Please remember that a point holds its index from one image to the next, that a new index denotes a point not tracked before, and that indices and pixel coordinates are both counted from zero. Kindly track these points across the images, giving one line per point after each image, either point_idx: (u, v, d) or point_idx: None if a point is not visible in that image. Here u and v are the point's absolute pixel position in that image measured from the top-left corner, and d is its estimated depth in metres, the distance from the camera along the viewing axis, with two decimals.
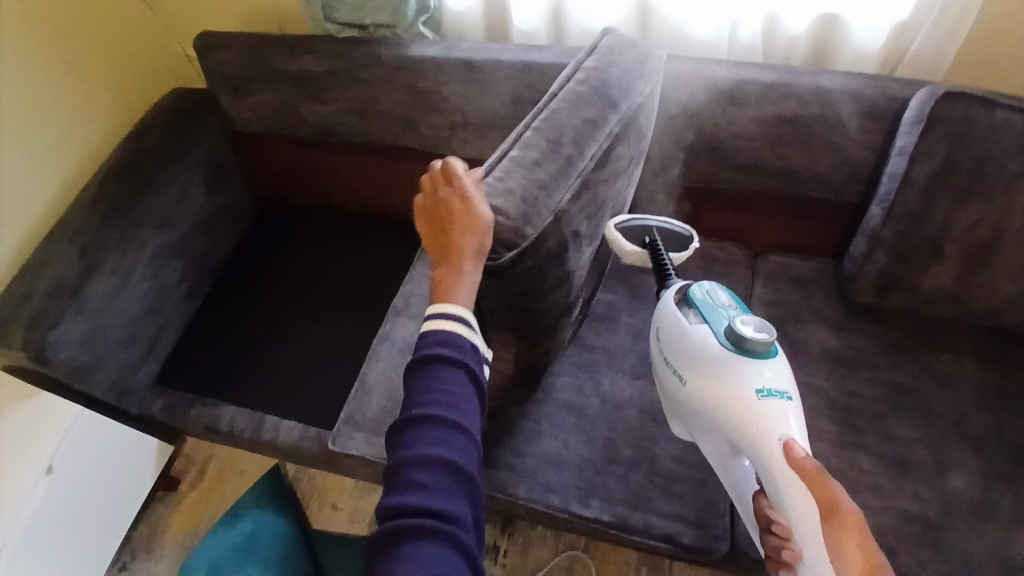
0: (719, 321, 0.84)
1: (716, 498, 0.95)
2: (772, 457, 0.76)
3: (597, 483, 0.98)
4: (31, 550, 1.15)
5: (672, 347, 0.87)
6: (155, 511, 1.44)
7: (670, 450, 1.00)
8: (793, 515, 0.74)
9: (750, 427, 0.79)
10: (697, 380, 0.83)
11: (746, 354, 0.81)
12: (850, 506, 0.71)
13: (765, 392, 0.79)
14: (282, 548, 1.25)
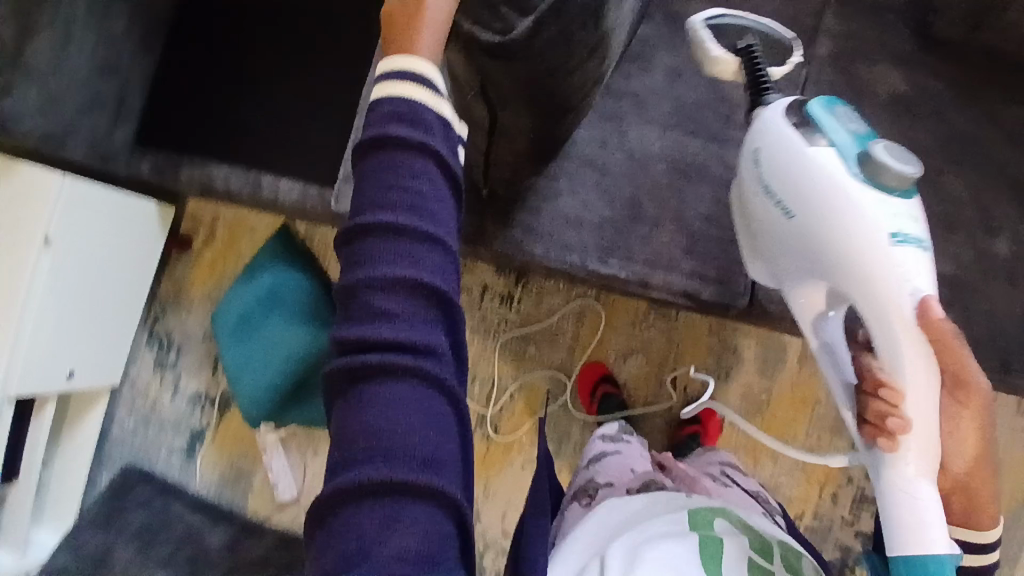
0: (853, 145, 0.74)
1: (741, 256, 0.93)
2: (895, 313, 0.70)
3: (617, 244, 0.94)
4: (52, 317, 1.15)
5: (794, 186, 0.77)
6: (175, 269, 1.48)
7: (697, 210, 0.94)
8: (909, 378, 0.70)
9: (877, 280, 0.71)
10: (815, 215, 0.75)
11: (872, 178, 0.72)
12: (983, 381, 0.71)
13: (900, 238, 0.71)
14: (305, 300, 1.30)
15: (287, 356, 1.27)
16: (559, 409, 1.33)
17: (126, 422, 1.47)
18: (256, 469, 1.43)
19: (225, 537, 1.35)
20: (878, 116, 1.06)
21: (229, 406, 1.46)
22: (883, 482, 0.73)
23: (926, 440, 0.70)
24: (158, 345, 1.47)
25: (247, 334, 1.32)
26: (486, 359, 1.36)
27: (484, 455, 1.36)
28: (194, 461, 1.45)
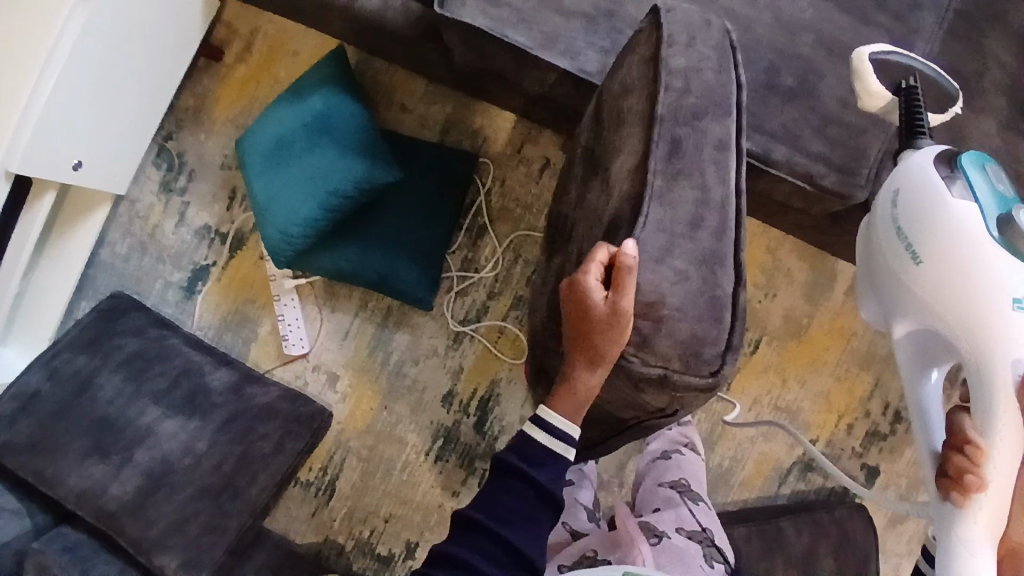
0: (994, 201, 0.75)
1: (869, 147, 0.88)
2: (999, 374, 0.69)
3: (746, 111, 0.88)
4: (75, 89, 0.98)
5: (927, 230, 0.76)
6: (198, 81, 1.32)
7: (835, 90, 0.89)
8: (999, 455, 0.69)
9: (989, 340, 0.70)
10: (941, 266, 0.74)
11: (1010, 237, 0.73)
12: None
13: (1022, 304, 0.70)
14: (360, 130, 1.15)
15: (334, 189, 1.12)
16: None
17: (117, 247, 1.34)
18: (263, 317, 1.32)
19: (230, 378, 1.21)
20: None
21: (241, 247, 1.32)
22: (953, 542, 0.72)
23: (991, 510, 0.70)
24: (167, 166, 1.33)
25: (285, 159, 1.17)
26: (526, 240, 1.29)
27: (514, 338, 1.30)
28: (191, 299, 1.33)
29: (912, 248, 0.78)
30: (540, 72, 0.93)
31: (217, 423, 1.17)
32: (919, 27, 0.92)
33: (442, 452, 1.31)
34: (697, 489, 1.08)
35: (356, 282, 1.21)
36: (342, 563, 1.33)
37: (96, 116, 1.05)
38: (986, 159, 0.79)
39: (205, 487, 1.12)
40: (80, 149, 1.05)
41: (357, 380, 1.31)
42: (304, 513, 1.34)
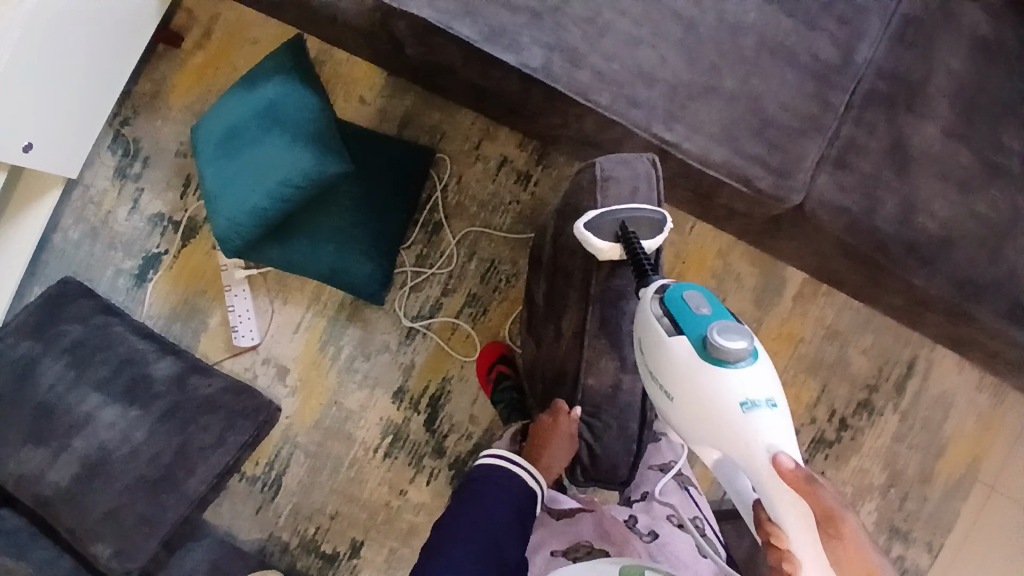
0: (695, 332, 0.76)
1: (807, 150, 0.90)
2: (767, 481, 0.73)
3: (687, 111, 0.89)
4: (20, 70, 0.98)
5: (663, 370, 0.79)
6: (157, 67, 1.33)
7: (777, 93, 0.90)
8: (806, 552, 0.71)
9: (744, 451, 0.74)
10: (686, 401, 0.78)
11: (716, 363, 0.75)
12: (868, 560, 0.69)
13: (749, 404, 0.74)
14: (314, 118, 1.15)
15: (284, 177, 1.11)
16: None
17: (71, 232, 1.32)
18: (213, 309, 1.30)
19: (174, 369, 1.19)
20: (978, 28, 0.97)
21: (193, 236, 1.31)
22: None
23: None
24: (122, 152, 1.32)
25: (236, 148, 1.17)
26: (484, 237, 1.29)
27: (466, 336, 1.30)
28: (141, 288, 1.31)
29: (662, 389, 0.80)
30: (488, 66, 0.94)
31: (156, 414, 1.14)
32: (864, 32, 0.93)
33: (391, 449, 1.30)
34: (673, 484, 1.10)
35: (305, 275, 1.21)
36: (285, 560, 1.31)
37: (45, 97, 1.05)
38: (680, 285, 0.80)
39: (142, 478, 1.11)
40: (28, 131, 1.05)
41: (306, 374, 1.29)
42: (248, 509, 1.31)
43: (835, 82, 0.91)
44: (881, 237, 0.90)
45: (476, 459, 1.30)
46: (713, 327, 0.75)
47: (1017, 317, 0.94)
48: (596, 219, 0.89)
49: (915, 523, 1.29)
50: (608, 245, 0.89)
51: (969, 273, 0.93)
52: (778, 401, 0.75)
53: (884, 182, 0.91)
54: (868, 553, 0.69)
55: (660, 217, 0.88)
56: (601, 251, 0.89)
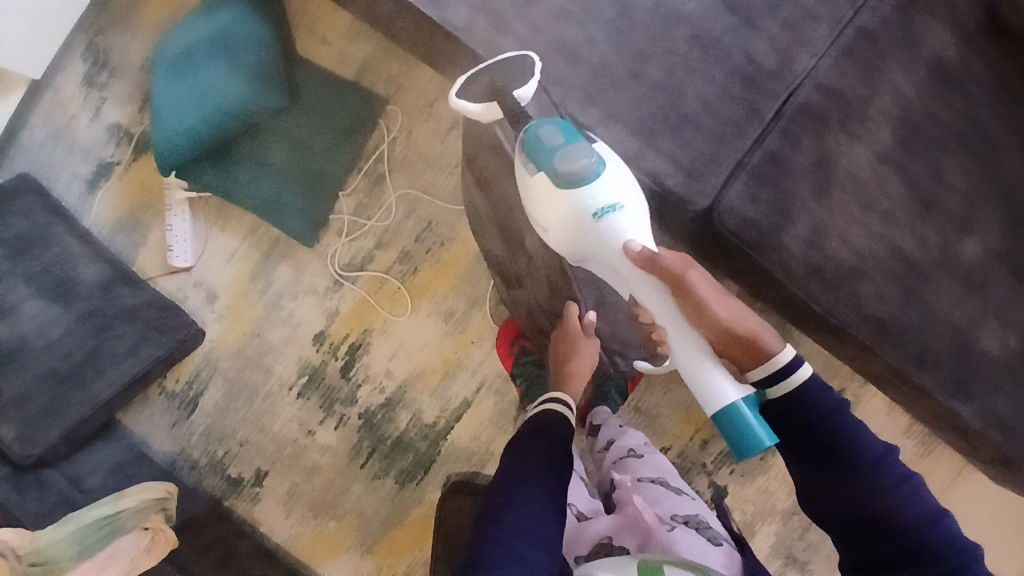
0: (548, 162, 0.74)
1: (722, 155, 0.88)
2: (622, 267, 0.78)
3: (604, 95, 0.87)
4: None
5: (535, 207, 0.78)
6: None
7: (700, 92, 0.88)
8: (678, 336, 0.77)
9: (600, 248, 0.78)
10: (549, 224, 0.79)
11: (572, 185, 0.74)
12: (721, 314, 0.75)
13: (600, 210, 0.75)
14: (257, 50, 1.22)
15: (222, 106, 1.20)
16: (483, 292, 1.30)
17: (37, 132, 1.34)
18: (155, 225, 1.33)
19: (102, 276, 1.25)
20: (929, 58, 0.91)
21: (145, 151, 1.33)
22: (704, 407, 0.77)
23: (701, 367, 0.76)
24: (91, 61, 1.33)
25: (183, 71, 1.24)
26: (427, 198, 1.28)
27: (394, 292, 1.30)
28: (93, 195, 1.33)
29: (540, 230, 0.80)
30: (414, 19, 0.91)
31: (77, 314, 1.21)
32: (807, 40, 0.90)
33: (305, 390, 1.32)
34: (678, 481, 1.02)
35: (242, 207, 1.28)
36: (193, 476, 1.33)
37: None
38: (534, 126, 0.74)
39: (52, 372, 1.18)
40: None
41: (233, 303, 1.32)
42: (164, 423, 1.34)
43: (765, 87, 0.89)
44: (785, 256, 0.88)
45: (385, 413, 1.31)
46: (560, 159, 0.73)
47: (925, 364, 0.89)
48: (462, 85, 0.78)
49: (814, 553, 1.28)
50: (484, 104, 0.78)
51: (879, 311, 0.88)
52: (629, 200, 0.77)
53: (798, 200, 0.88)
54: (720, 308, 0.75)
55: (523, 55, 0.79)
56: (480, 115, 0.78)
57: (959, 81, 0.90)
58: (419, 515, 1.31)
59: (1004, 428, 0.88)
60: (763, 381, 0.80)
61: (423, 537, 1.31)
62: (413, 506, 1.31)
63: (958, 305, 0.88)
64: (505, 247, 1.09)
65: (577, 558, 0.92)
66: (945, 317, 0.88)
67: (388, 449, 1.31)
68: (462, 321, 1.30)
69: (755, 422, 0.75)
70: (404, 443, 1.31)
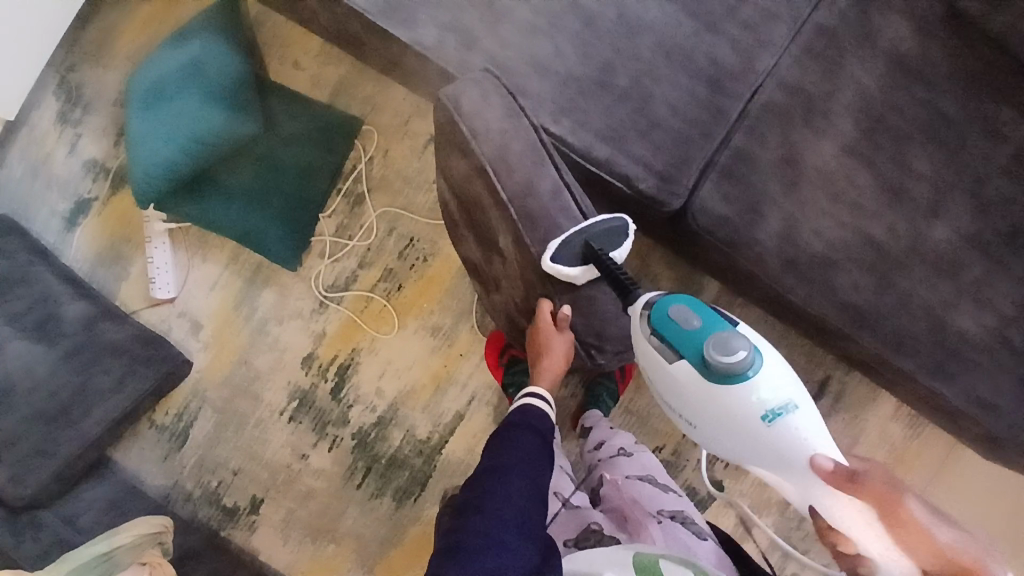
0: (692, 353, 0.77)
1: (692, 156, 0.90)
2: (807, 479, 0.73)
3: (574, 105, 0.89)
4: None
5: (684, 400, 0.81)
6: (106, 17, 1.34)
7: (667, 96, 0.90)
8: (879, 549, 0.65)
9: (773, 454, 0.75)
10: (702, 419, 0.80)
11: (725, 380, 0.75)
12: (944, 540, 0.59)
13: (772, 412, 0.74)
14: (230, 77, 1.23)
15: (196, 133, 1.20)
16: (470, 305, 1.30)
17: (13, 171, 1.34)
18: (136, 258, 1.32)
19: (86, 312, 1.24)
20: (888, 51, 0.93)
21: (123, 184, 1.33)
22: None
23: None
24: (65, 97, 1.33)
25: (157, 101, 1.24)
26: (407, 214, 1.29)
27: (380, 310, 1.30)
28: (72, 231, 1.33)
29: (694, 424, 0.82)
30: (385, 41, 0.93)
31: (62, 351, 1.20)
32: (768, 41, 0.92)
33: (296, 413, 1.31)
34: (665, 479, 1.02)
35: (221, 233, 1.27)
36: (187, 508, 1.32)
37: None
38: (663, 302, 0.80)
39: (40, 412, 1.17)
40: None
41: (219, 331, 1.31)
42: (155, 456, 1.33)
43: (730, 88, 0.91)
44: (761, 251, 0.90)
45: (378, 431, 1.31)
46: (708, 345, 0.76)
47: (903, 348, 0.91)
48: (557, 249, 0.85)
49: (812, 543, 1.29)
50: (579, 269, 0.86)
51: (855, 299, 0.90)
52: (802, 400, 0.75)
53: (770, 196, 0.90)
54: (942, 533, 0.60)
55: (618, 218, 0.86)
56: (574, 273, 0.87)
57: (917, 72, 0.93)
58: (418, 532, 1.30)
59: (984, 407, 0.90)
60: None
61: (423, 555, 1.30)
62: (411, 523, 1.30)
63: (931, 288, 0.90)
64: (480, 251, 1.05)
65: (566, 542, 0.93)
66: (919, 301, 0.91)
67: (383, 467, 1.30)
68: (449, 334, 1.31)
69: None
70: (398, 461, 1.30)
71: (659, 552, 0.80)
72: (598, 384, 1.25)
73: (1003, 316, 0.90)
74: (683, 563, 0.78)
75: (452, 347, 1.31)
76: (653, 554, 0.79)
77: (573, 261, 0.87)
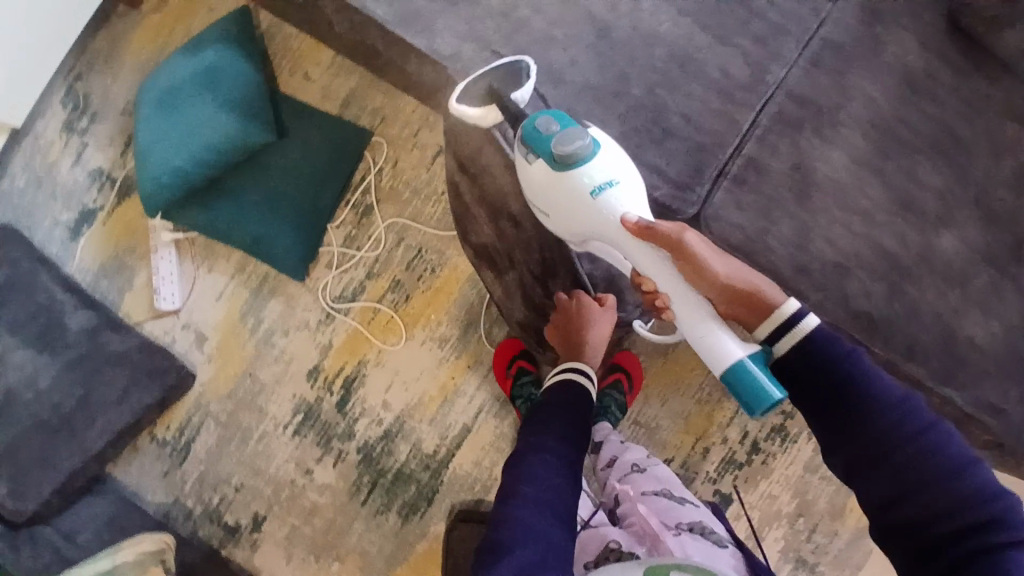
0: (544, 149, 0.80)
1: (705, 165, 0.91)
2: (623, 242, 0.80)
3: (590, 113, 0.90)
4: None
5: (539, 194, 0.83)
6: (115, 28, 1.35)
7: (681, 106, 0.91)
8: (681, 299, 0.77)
9: (599, 230, 0.81)
10: (549, 211, 0.84)
11: (568, 168, 0.79)
12: (719, 271, 0.77)
13: (598, 189, 0.79)
14: (243, 86, 1.23)
15: (210, 142, 1.20)
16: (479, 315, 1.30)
17: (17, 180, 1.33)
18: (140, 268, 1.31)
19: (90, 321, 1.22)
20: (894, 66, 0.96)
21: (130, 194, 1.32)
22: (713, 369, 0.76)
23: (709, 328, 0.76)
24: (72, 106, 1.33)
25: (169, 110, 1.24)
26: (417, 226, 1.29)
27: (387, 321, 1.30)
28: (76, 240, 1.31)
29: (543, 217, 0.86)
30: (402, 50, 0.94)
31: (64, 362, 1.18)
32: (778, 53, 0.95)
33: (301, 427, 1.29)
34: (683, 490, 1.00)
35: (230, 243, 1.27)
36: (187, 526, 1.28)
37: None
38: (528, 117, 0.81)
39: (41, 422, 1.14)
40: None
41: (223, 343, 1.30)
42: (155, 471, 1.29)
43: (742, 100, 0.93)
44: (774, 258, 0.91)
45: (384, 445, 1.29)
46: (555, 142, 0.79)
47: (916, 355, 0.91)
48: (464, 90, 0.83)
49: (823, 557, 1.27)
50: (481, 110, 0.84)
51: (867, 306, 0.91)
52: (624, 176, 0.80)
53: (782, 203, 0.91)
54: (716, 265, 0.77)
55: (519, 63, 0.85)
56: (478, 118, 0.84)
57: (923, 86, 0.95)
58: (425, 548, 1.27)
59: (996, 414, 0.91)
60: (775, 337, 0.75)
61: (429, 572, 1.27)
62: (418, 539, 1.28)
63: (942, 296, 0.91)
64: (491, 227, 1.07)
65: (586, 565, 0.93)
66: (931, 308, 0.91)
67: (389, 482, 1.28)
68: (457, 345, 1.30)
69: (765, 375, 0.73)
70: (405, 475, 1.28)
71: (673, 564, 0.78)
72: (606, 395, 1.25)
73: (1012, 324, 0.91)
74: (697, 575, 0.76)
75: (459, 358, 1.30)
76: (666, 568, 0.78)
77: (478, 102, 0.84)
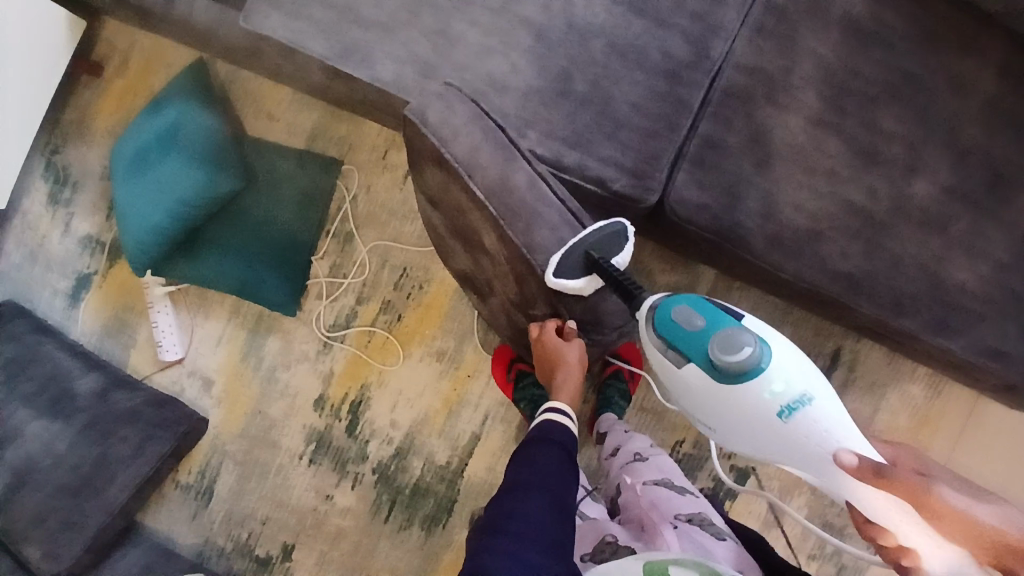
0: (700, 355, 0.77)
1: (661, 151, 0.91)
2: (832, 471, 0.72)
3: (538, 117, 0.90)
4: None
5: (705, 406, 0.80)
6: (82, 97, 1.39)
7: (628, 95, 0.91)
8: (929, 550, 0.65)
9: (797, 454, 0.74)
10: (724, 423, 0.79)
11: (738, 379, 0.75)
12: (982, 519, 0.62)
13: (789, 409, 0.73)
14: (206, 138, 1.27)
15: (182, 197, 1.24)
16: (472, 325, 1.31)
17: (13, 257, 1.38)
18: (141, 324, 1.35)
19: (99, 383, 1.27)
20: (840, 20, 0.94)
21: (119, 255, 1.36)
22: None
23: None
24: (54, 178, 1.37)
25: (140, 171, 1.28)
26: (398, 245, 1.31)
27: (383, 342, 1.32)
28: (76, 307, 1.36)
29: (714, 427, 0.81)
30: (347, 82, 0.95)
31: (78, 426, 1.23)
32: (718, 26, 0.93)
33: (315, 455, 1.32)
34: (683, 481, 1.01)
35: (218, 289, 1.31)
36: (221, 564, 1.33)
37: None
38: (660, 304, 0.79)
39: (67, 487, 1.19)
40: None
41: (229, 385, 1.33)
42: (184, 515, 1.34)
43: (689, 79, 0.92)
44: (744, 234, 0.90)
45: (397, 463, 1.31)
46: (714, 346, 0.75)
47: (903, 309, 0.90)
48: (562, 263, 0.84)
49: (849, 518, 1.26)
50: (584, 280, 0.86)
51: (846, 267, 0.90)
52: (814, 387, 0.74)
53: (744, 177, 0.91)
54: (976, 513, 0.63)
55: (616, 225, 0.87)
56: (581, 287, 0.86)
57: (872, 36, 0.93)
58: (451, 557, 1.30)
59: (992, 355, 0.89)
60: None
61: None
62: (444, 550, 1.30)
63: (920, 246, 0.90)
64: (467, 255, 1.03)
65: (583, 556, 0.95)
66: (912, 259, 0.90)
67: (408, 498, 1.31)
68: (455, 356, 1.31)
69: None
70: (422, 489, 1.31)
71: (670, 558, 0.80)
72: (608, 386, 1.25)
73: (999, 263, 0.90)
74: (692, 566, 0.79)
75: (458, 370, 1.31)
76: (663, 562, 0.80)
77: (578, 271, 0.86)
